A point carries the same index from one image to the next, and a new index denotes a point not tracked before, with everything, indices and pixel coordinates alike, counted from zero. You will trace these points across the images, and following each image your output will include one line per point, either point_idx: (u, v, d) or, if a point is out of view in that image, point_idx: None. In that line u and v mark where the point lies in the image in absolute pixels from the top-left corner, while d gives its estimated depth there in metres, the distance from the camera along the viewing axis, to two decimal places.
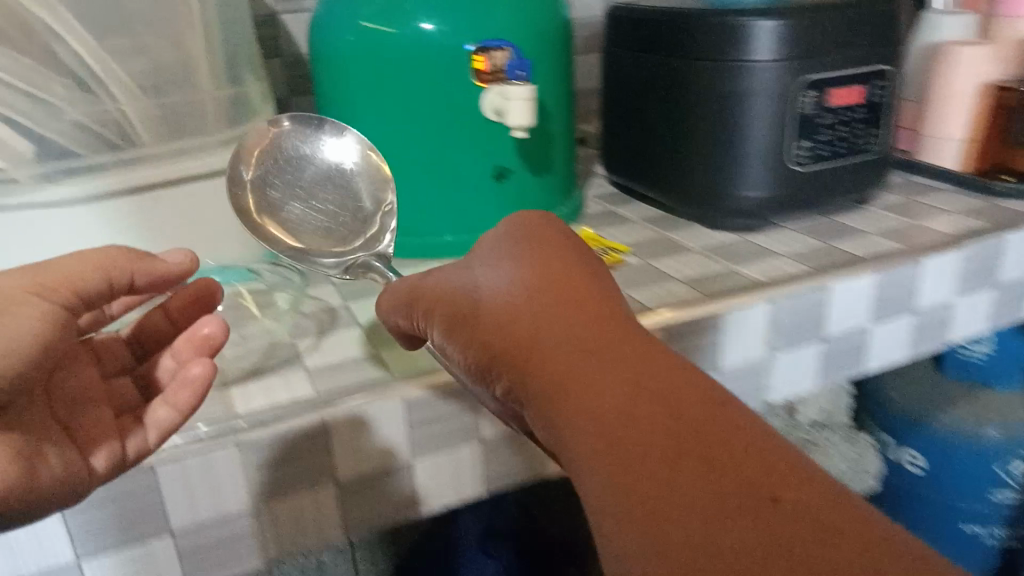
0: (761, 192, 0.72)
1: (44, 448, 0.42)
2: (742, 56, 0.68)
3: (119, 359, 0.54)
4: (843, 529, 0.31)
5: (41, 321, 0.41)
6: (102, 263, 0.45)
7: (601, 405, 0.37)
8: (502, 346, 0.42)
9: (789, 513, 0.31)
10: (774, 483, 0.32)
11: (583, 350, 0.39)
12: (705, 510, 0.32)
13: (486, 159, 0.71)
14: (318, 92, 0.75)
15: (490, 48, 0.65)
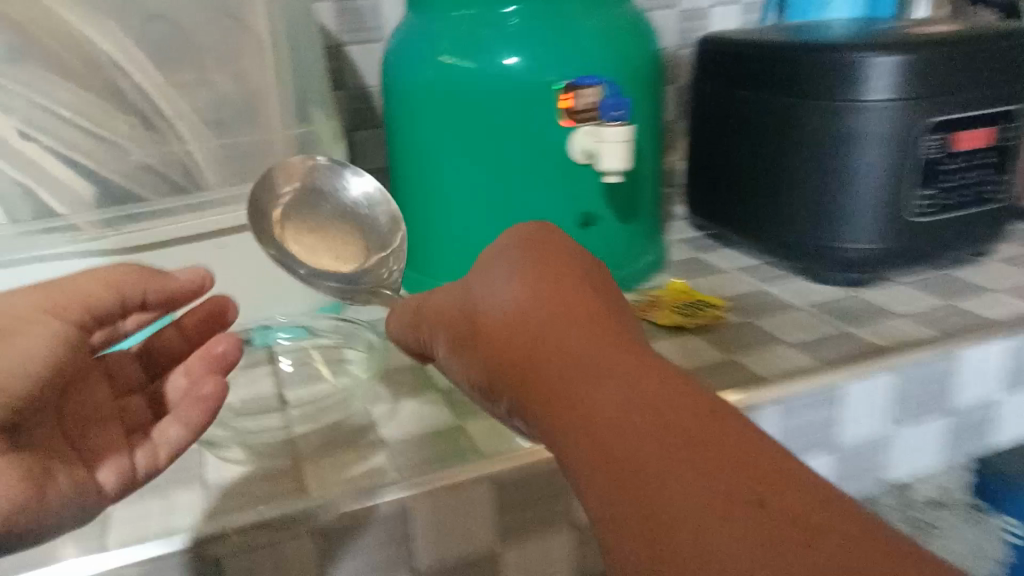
0: (874, 242, 0.66)
1: (52, 467, 0.39)
2: (858, 96, 0.63)
3: (129, 377, 0.51)
4: (880, 555, 0.25)
5: (53, 340, 0.39)
6: (113, 279, 0.44)
7: (604, 410, 0.31)
8: (494, 352, 0.36)
9: (801, 526, 0.26)
10: (795, 502, 0.26)
11: (580, 352, 0.33)
12: (711, 528, 0.26)
13: (571, 204, 0.65)
14: (390, 129, 0.70)
15: (580, 86, 0.61)
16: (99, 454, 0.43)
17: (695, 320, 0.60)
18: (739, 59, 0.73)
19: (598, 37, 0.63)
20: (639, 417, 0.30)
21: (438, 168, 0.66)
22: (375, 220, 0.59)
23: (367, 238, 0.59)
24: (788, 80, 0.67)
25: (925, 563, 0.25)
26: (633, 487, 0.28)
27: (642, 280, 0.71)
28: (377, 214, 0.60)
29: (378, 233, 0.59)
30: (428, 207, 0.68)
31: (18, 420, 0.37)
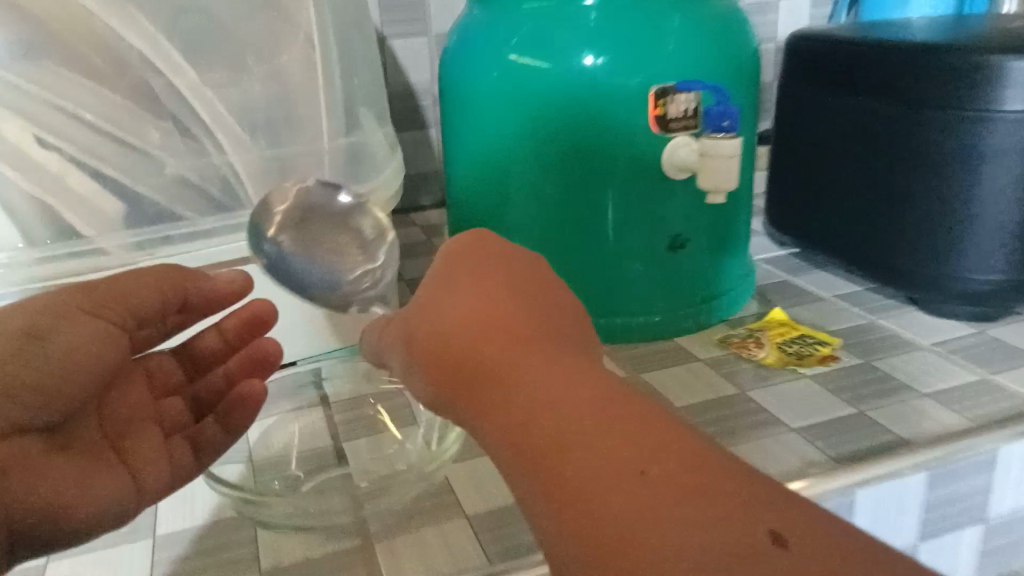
0: (997, 275, 0.57)
1: (92, 472, 0.37)
2: (988, 105, 0.54)
3: (169, 377, 0.45)
4: (754, 502, 0.25)
5: (92, 343, 0.37)
6: (158, 278, 0.40)
7: (514, 390, 0.30)
8: (456, 366, 0.32)
9: (678, 489, 0.25)
10: (679, 467, 0.26)
11: (495, 334, 0.32)
12: (605, 493, 0.26)
13: (659, 227, 0.57)
14: (447, 136, 0.62)
15: (676, 89, 0.53)
16: (138, 456, 0.40)
17: (808, 363, 0.53)
18: (842, 60, 0.64)
19: (691, 34, 0.54)
20: (541, 389, 0.30)
21: (504, 186, 0.58)
22: (359, 231, 0.49)
23: (356, 250, 0.49)
24: (906, 85, 0.58)
25: (814, 529, 0.24)
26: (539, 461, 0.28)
27: (733, 309, 0.63)
28: (360, 223, 0.49)
29: (366, 245, 0.49)
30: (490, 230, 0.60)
31: (53, 421, 0.36)
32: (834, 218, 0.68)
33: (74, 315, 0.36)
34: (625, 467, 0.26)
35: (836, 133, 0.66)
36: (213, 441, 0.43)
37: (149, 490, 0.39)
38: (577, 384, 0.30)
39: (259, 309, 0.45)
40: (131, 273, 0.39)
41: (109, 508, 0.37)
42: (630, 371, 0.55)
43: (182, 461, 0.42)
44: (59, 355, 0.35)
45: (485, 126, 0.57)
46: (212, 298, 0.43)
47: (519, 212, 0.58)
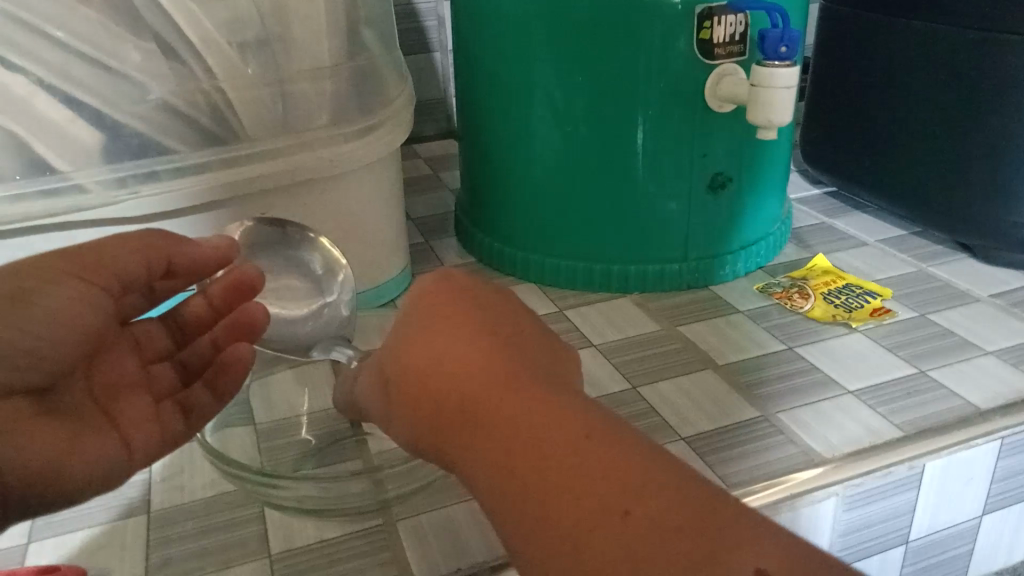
0: None
1: (80, 438, 0.32)
2: None
3: (157, 345, 0.39)
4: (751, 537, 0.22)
5: (76, 306, 0.32)
6: (144, 241, 0.34)
7: (491, 414, 0.27)
8: (446, 406, 0.28)
9: (657, 531, 0.23)
10: (666, 504, 0.23)
11: (458, 351, 0.29)
12: (584, 538, 0.23)
13: (700, 166, 0.51)
14: (461, 60, 0.56)
15: (725, 9, 0.47)
16: (129, 425, 0.34)
17: (859, 317, 0.49)
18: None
19: None
20: (514, 414, 0.26)
21: (526, 116, 0.52)
22: (309, 267, 0.43)
23: (306, 288, 0.43)
24: (959, 11, 0.51)
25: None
26: (508, 495, 0.25)
27: (770, 254, 0.58)
28: (308, 260, 0.43)
29: (318, 283, 0.43)
30: (509, 168, 0.54)
31: (42, 382, 0.32)
32: (865, 164, 0.62)
33: (60, 278, 0.32)
34: (604, 505, 0.23)
35: (875, 65, 0.59)
36: (205, 409, 0.37)
37: (138, 456, 0.34)
38: (548, 406, 0.26)
39: (249, 276, 0.38)
40: (115, 239, 0.33)
41: (96, 475, 0.32)
42: (665, 323, 0.51)
43: (174, 427, 0.36)
44: (45, 321, 0.30)
45: (502, 44, 0.51)
46: (201, 264, 0.36)
47: (542, 150, 0.52)
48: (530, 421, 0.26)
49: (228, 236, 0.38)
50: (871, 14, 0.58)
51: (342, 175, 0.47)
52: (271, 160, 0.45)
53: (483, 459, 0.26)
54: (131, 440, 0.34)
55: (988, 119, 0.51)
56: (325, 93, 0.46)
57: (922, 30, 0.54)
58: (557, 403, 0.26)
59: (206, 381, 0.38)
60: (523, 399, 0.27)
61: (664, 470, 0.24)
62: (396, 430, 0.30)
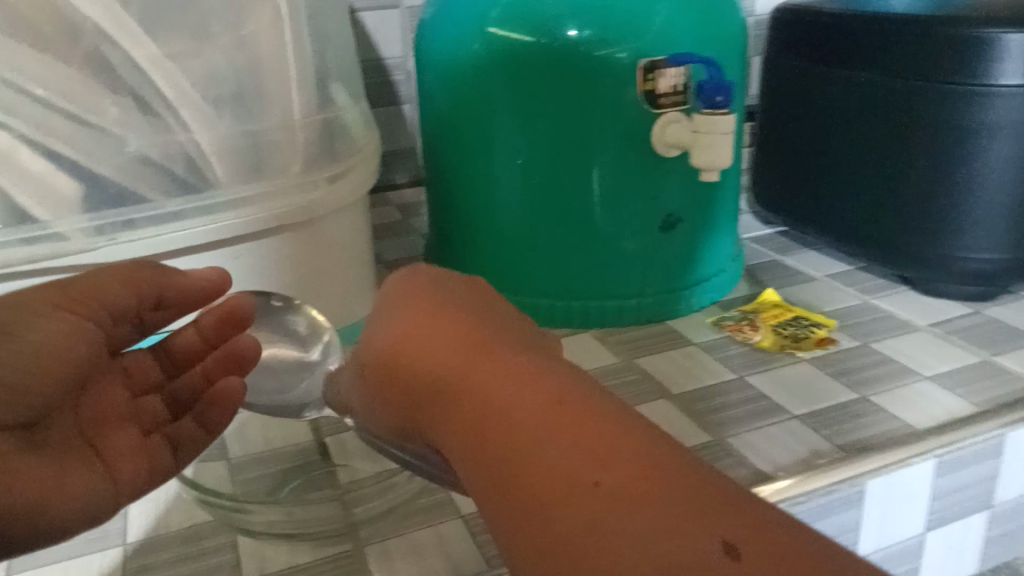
0: (985, 252, 0.54)
1: (68, 469, 0.34)
2: (978, 80, 0.51)
3: (148, 375, 0.40)
4: (706, 500, 0.24)
5: (61, 342, 0.33)
6: (131, 274, 0.36)
7: (474, 399, 0.29)
8: (436, 393, 0.30)
9: (624, 502, 0.24)
10: (638, 479, 0.24)
11: (450, 348, 0.31)
12: (548, 501, 0.25)
13: (653, 206, 0.54)
14: (426, 112, 0.59)
15: (667, 63, 0.50)
16: (118, 456, 0.36)
17: (806, 346, 0.52)
18: (823, 38, 0.61)
19: (683, 5, 0.51)
20: (495, 396, 0.28)
21: (488, 159, 0.55)
22: (294, 331, 0.44)
23: (291, 350, 0.43)
24: (881, 59, 0.56)
25: (782, 543, 0.22)
26: (489, 470, 0.27)
27: (723, 290, 0.61)
28: (292, 323, 0.44)
29: (300, 342, 0.43)
30: (472, 209, 0.57)
31: (29, 418, 0.33)
32: (812, 205, 0.65)
33: (48, 311, 0.33)
34: (578, 476, 0.25)
35: (815, 113, 0.63)
36: (193, 440, 0.39)
37: (127, 488, 0.36)
38: (530, 386, 0.28)
39: (242, 308, 0.40)
40: (100, 272, 0.35)
41: (85, 509, 0.34)
42: (625, 356, 0.53)
43: (161, 460, 0.38)
44: (34, 356, 0.32)
45: (464, 98, 0.54)
46: (192, 295, 0.38)
47: (505, 190, 0.55)
48: (510, 401, 0.28)
49: (217, 268, 0.39)
50: (809, 66, 0.63)
51: (314, 221, 0.50)
52: (244, 207, 0.47)
53: (465, 435, 0.28)
54: (117, 475, 0.36)
55: (919, 160, 0.55)
56: (297, 142, 0.49)
57: (852, 78, 0.59)
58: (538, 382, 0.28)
59: (196, 415, 0.40)
60: (504, 383, 0.29)
61: (638, 441, 0.26)
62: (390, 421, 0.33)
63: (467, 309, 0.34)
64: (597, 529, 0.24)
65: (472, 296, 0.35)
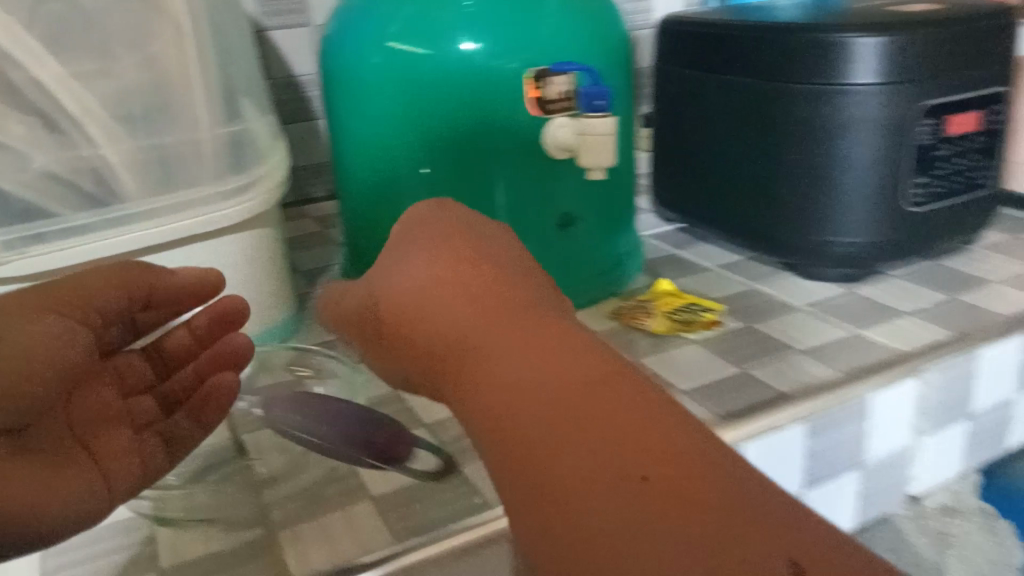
0: (859, 238, 0.60)
1: (64, 472, 0.35)
2: (838, 80, 0.56)
3: (139, 376, 0.43)
4: (745, 510, 0.25)
5: (54, 343, 0.34)
6: (119, 276, 0.37)
7: (517, 376, 0.30)
8: (476, 365, 0.32)
9: (666, 504, 0.25)
10: (690, 482, 0.26)
11: (489, 339, 0.32)
12: (587, 481, 0.27)
13: (548, 207, 0.59)
14: (334, 125, 0.62)
15: (552, 72, 0.54)
16: (114, 455, 0.38)
17: (693, 329, 0.57)
18: (700, 48, 0.66)
19: (567, 21, 0.56)
20: (537, 379, 0.30)
21: (394, 169, 0.58)
22: None
23: None
24: (758, 63, 0.60)
25: (819, 551, 0.24)
26: (519, 453, 0.28)
27: (624, 283, 0.66)
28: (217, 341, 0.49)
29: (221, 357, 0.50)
30: (381, 215, 0.60)
31: (20, 424, 0.33)
32: (700, 201, 0.70)
33: (37, 316, 0.34)
34: (623, 470, 0.26)
35: (698, 114, 0.68)
36: (185, 436, 0.42)
37: (123, 487, 0.38)
38: (577, 372, 0.30)
39: (234, 306, 0.44)
40: (90, 274, 0.37)
41: (83, 508, 0.35)
42: None
43: (155, 458, 0.40)
44: (25, 358, 0.32)
45: (368, 111, 0.57)
46: (181, 289, 0.40)
47: (408, 198, 0.58)
48: (556, 385, 0.29)
49: (206, 271, 0.42)
50: (691, 73, 0.68)
51: (222, 232, 0.51)
52: (151, 219, 0.48)
53: (502, 407, 0.30)
54: (110, 473, 0.37)
55: (793, 157, 0.60)
56: (204, 155, 0.51)
57: (732, 82, 0.63)
58: (587, 375, 0.30)
59: (189, 412, 0.43)
60: (550, 367, 0.30)
61: (683, 442, 0.27)
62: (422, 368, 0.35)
63: (508, 287, 0.35)
64: (637, 516, 0.25)
65: (515, 268, 0.37)
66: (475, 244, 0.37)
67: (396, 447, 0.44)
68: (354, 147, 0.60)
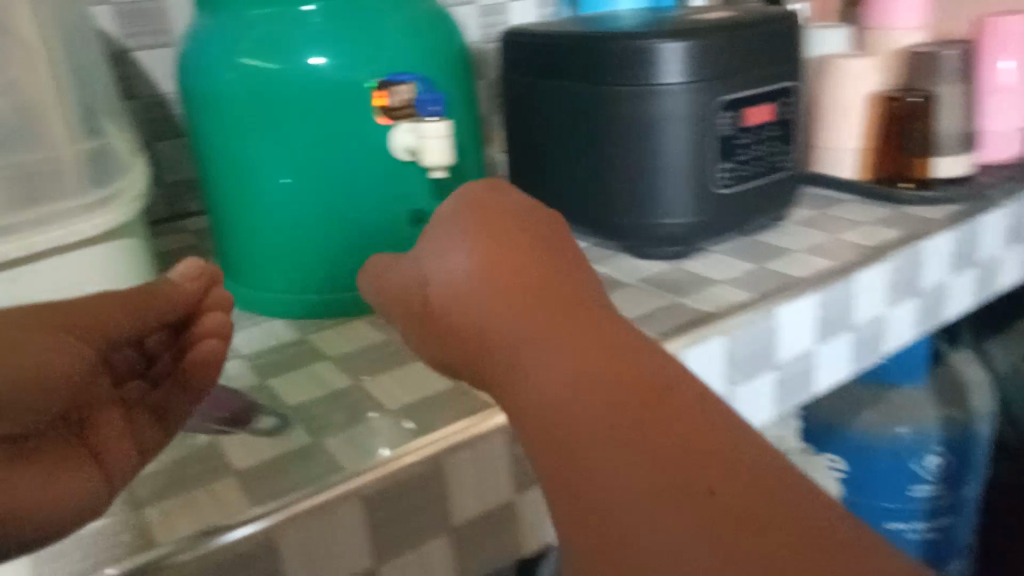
0: (682, 219, 0.68)
1: (63, 475, 0.36)
2: (650, 80, 0.64)
3: (128, 366, 0.43)
4: (785, 510, 0.29)
5: (60, 365, 0.35)
6: (121, 303, 0.39)
7: (571, 384, 0.35)
8: (528, 370, 0.37)
9: (719, 512, 0.29)
10: (734, 486, 0.30)
11: (538, 337, 0.38)
12: (643, 482, 0.31)
13: (400, 204, 0.64)
14: (195, 139, 0.65)
15: (393, 82, 0.60)
16: (110, 446, 0.39)
17: None
18: (532, 56, 0.73)
19: (407, 34, 0.61)
20: (586, 387, 0.34)
21: (253, 180, 0.62)
22: None
23: None
24: (581, 68, 0.68)
25: (860, 554, 0.27)
26: (573, 456, 0.33)
27: None
28: None
29: None
30: (244, 222, 0.64)
31: (19, 435, 0.35)
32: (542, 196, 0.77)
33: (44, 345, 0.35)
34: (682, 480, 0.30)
35: (534, 115, 0.74)
36: (180, 410, 0.43)
37: (120, 478, 0.39)
38: (626, 380, 0.34)
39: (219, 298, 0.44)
40: (98, 299, 0.38)
41: (79, 506, 0.36)
42: (387, 334, 0.61)
43: (151, 438, 0.41)
44: (29, 381, 0.34)
45: (224, 125, 0.61)
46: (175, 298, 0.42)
47: (269, 205, 0.62)
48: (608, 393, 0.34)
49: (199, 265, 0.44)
50: (525, 79, 0.74)
51: (88, 243, 0.54)
52: (13, 234, 0.50)
53: (559, 409, 0.34)
54: (109, 468, 0.39)
55: (619, 152, 0.67)
56: (64, 171, 0.53)
57: (561, 86, 0.70)
58: (638, 376, 0.34)
59: (181, 385, 0.43)
60: (601, 375, 0.35)
61: (731, 446, 0.32)
62: (479, 368, 0.41)
63: (551, 293, 0.40)
64: (686, 515, 0.29)
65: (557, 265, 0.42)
66: (532, 248, 0.43)
67: (242, 412, 0.50)
68: (215, 159, 0.63)
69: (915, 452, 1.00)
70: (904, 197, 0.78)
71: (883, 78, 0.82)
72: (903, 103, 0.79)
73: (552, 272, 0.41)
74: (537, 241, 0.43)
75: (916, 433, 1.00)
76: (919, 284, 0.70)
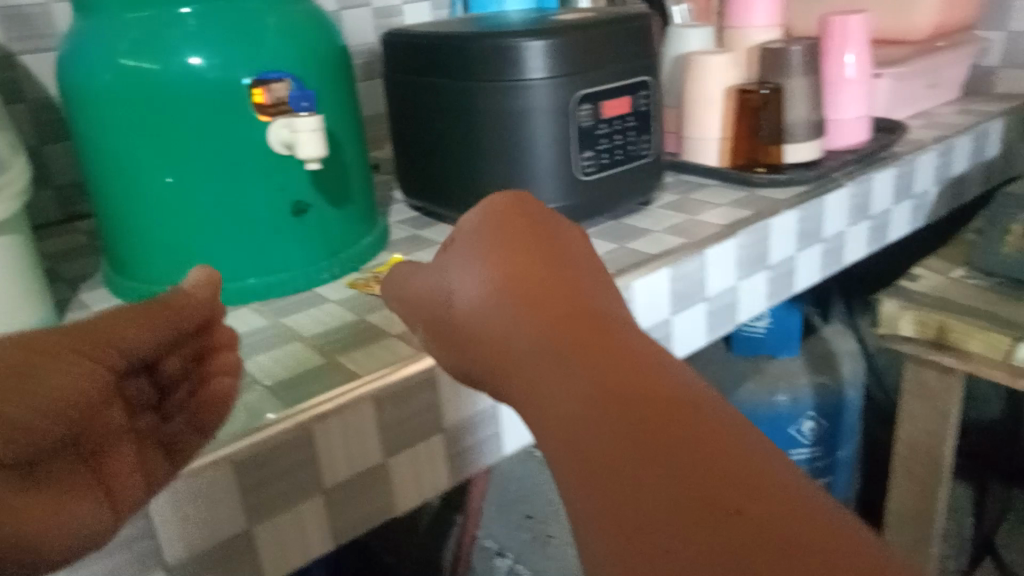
0: (551, 204, 0.73)
1: (68, 506, 0.36)
2: (517, 75, 0.69)
3: None
4: (760, 496, 0.29)
5: (79, 383, 0.36)
6: (145, 319, 0.40)
7: (565, 378, 0.37)
8: (520, 370, 0.40)
9: (693, 494, 0.30)
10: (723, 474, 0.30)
11: (534, 343, 0.40)
12: (616, 461, 0.32)
13: (282, 196, 0.67)
14: (76, 139, 0.67)
15: (268, 79, 0.63)
16: (119, 477, 0.40)
17: None
18: (408, 55, 0.77)
19: (282, 35, 0.64)
20: (573, 380, 0.36)
21: (135, 179, 0.64)
22: None
23: None
24: (451, 67, 0.72)
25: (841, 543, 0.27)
26: (556, 442, 0.35)
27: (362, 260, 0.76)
28: None
29: None
30: (128, 218, 0.66)
31: (29, 458, 0.35)
32: (421, 188, 0.82)
33: (63, 361, 0.36)
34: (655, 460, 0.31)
35: (412, 111, 0.78)
36: (186, 447, 0.44)
37: (125, 509, 0.40)
38: (624, 371, 0.36)
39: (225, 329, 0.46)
40: (120, 314, 0.39)
41: (76, 534, 0.37)
42: (270, 318, 0.65)
43: (156, 469, 0.42)
44: (43, 400, 0.35)
45: (104, 125, 0.63)
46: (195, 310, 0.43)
47: (152, 203, 0.65)
48: (604, 382, 0.35)
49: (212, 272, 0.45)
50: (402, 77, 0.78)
51: None
52: None
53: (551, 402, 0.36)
54: (118, 500, 0.39)
55: (490, 145, 0.72)
56: None
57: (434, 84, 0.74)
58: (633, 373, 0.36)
59: (189, 419, 0.44)
60: (596, 367, 0.36)
61: (726, 438, 0.32)
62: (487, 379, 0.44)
63: (544, 300, 0.42)
64: (649, 489, 0.30)
65: (563, 277, 0.44)
66: (538, 262, 0.45)
67: None
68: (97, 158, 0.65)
69: (792, 419, 1.07)
70: (755, 180, 0.85)
71: (739, 72, 0.89)
72: (756, 94, 0.85)
73: (552, 274, 0.44)
74: (540, 256, 0.46)
75: (793, 400, 1.07)
76: (767, 259, 0.77)
